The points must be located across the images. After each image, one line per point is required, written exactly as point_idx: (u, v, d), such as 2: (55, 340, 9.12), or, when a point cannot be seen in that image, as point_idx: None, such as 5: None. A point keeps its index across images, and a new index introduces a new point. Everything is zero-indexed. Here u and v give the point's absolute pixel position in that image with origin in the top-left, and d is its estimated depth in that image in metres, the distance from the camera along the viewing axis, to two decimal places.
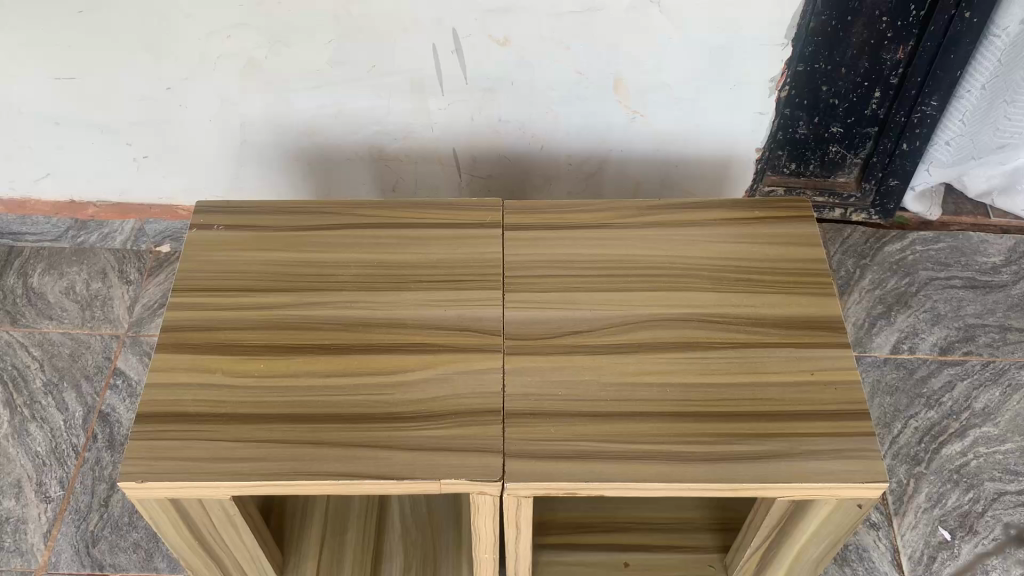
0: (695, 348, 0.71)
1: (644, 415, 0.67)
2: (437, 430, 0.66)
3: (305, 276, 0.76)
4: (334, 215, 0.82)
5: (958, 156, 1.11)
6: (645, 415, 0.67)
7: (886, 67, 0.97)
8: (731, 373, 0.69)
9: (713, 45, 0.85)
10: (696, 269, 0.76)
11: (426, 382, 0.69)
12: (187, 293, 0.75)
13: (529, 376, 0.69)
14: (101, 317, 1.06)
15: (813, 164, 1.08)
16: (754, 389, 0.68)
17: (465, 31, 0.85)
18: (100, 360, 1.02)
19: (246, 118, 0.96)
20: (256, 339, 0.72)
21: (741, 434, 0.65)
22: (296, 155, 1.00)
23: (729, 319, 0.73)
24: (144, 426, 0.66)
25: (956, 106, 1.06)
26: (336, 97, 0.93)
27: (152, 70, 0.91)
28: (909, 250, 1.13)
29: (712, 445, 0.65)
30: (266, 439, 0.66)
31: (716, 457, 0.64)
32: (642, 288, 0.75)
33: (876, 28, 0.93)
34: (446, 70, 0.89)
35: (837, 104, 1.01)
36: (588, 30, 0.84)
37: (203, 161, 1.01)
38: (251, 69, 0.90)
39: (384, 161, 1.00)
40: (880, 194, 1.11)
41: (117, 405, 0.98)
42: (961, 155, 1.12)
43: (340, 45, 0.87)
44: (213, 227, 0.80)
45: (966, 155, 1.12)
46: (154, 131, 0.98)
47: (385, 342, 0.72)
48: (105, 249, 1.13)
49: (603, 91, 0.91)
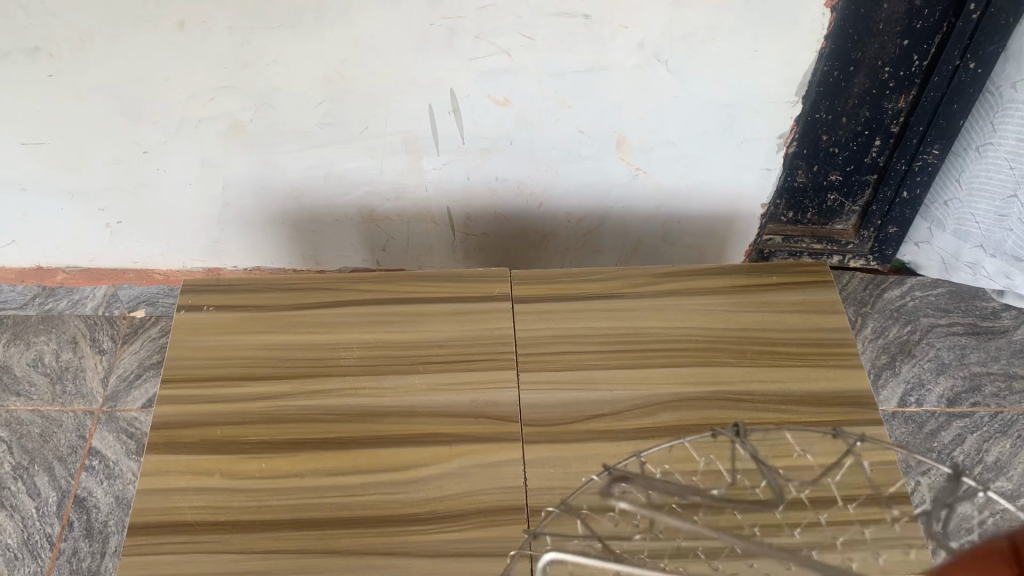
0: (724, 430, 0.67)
1: None
2: (457, 533, 0.61)
3: (306, 360, 0.71)
4: (332, 289, 0.77)
5: (968, 236, 1.05)
6: None
7: (887, 116, 0.93)
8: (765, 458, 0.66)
9: (721, 104, 0.82)
10: (716, 342, 0.73)
11: (442, 478, 0.64)
12: (178, 384, 0.69)
13: (552, 468, 0.65)
14: (73, 392, 0.99)
15: (811, 212, 1.05)
16: (789, 475, 0.65)
17: (463, 92, 0.81)
18: (74, 440, 0.95)
19: (229, 180, 0.90)
20: (256, 435, 0.67)
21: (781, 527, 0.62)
22: (282, 217, 0.95)
23: (756, 396, 0.69)
24: (139, 539, 0.61)
25: (966, 180, 1.01)
26: (326, 158, 0.88)
27: (129, 134, 0.85)
28: (909, 295, 1.11)
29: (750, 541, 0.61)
30: (272, 550, 0.61)
31: None
32: (663, 365, 0.71)
33: (877, 77, 0.89)
34: (443, 130, 0.85)
35: (837, 152, 0.97)
36: (590, 89, 0.81)
37: (183, 225, 0.96)
38: (234, 131, 0.85)
39: (375, 222, 0.96)
40: (878, 241, 1.07)
41: (94, 488, 0.92)
42: (975, 241, 1.05)
43: (331, 107, 0.82)
44: (203, 308, 0.75)
45: (979, 242, 1.05)
46: (130, 196, 0.92)
47: (396, 433, 0.67)
48: (75, 317, 1.05)
49: (606, 149, 0.87)
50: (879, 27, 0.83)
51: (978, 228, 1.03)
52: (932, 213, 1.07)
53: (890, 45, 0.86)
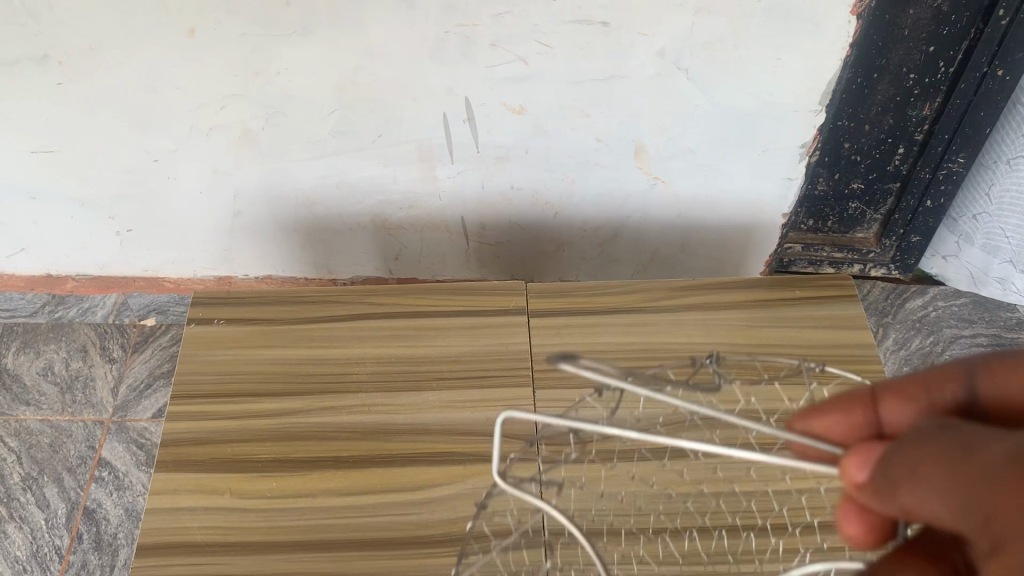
0: None
1: None
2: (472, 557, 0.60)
3: (318, 376, 0.70)
4: (345, 303, 0.75)
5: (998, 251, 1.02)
6: None
7: (911, 124, 0.88)
8: None
9: (742, 113, 0.81)
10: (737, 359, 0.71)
11: (456, 499, 0.63)
12: (188, 400, 0.68)
13: None
14: (82, 402, 0.98)
15: (831, 220, 1.00)
16: None
17: (478, 100, 0.79)
18: (84, 451, 0.94)
19: (239, 188, 0.89)
20: (267, 453, 0.65)
21: None
22: (294, 225, 0.94)
23: None
24: (147, 560, 0.60)
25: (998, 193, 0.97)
26: (338, 167, 0.87)
27: (138, 142, 0.84)
28: (931, 305, 1.09)
29: None
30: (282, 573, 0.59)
31: None
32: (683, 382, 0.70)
33: (902, 84, 0.83)
34: (457, 139, 0.83)
35: (860, 160, 0.92)
36: (608, 97, 0.79)
37: (194, 233, 0.95)
38: (245, 139, 0.84)
39: (388, 230, 0.95)
40: (900, 249, 1.03)
41: (103, 500, 0.90)
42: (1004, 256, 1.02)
43: (344, 115, 0.81)
44: (213, 321, 0.73)
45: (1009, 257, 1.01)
46: (140, 205, 0.91)
47: (409, 452, 0.65)
48: (85, 324, 1.04)
49: (623, 157, 0.86)
50: (905, 32, 0.77)
51: (1007, 244, 1.00)
52: (959, 227, 1.04)
53: (916, 51, 0.80)
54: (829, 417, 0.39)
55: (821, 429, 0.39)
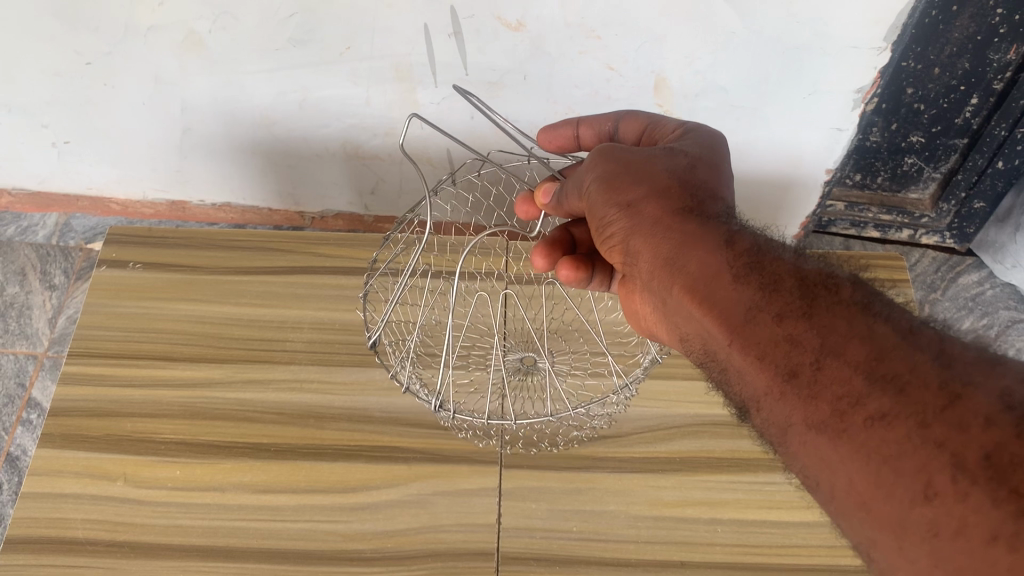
0: (674, 436, 0.63)
1: (639, 558, 0.58)
2: (401, 569, 0.57)
3: (248, 342, 0.67)
4: (279, 251, 0.73)
5: None
6: (612, 508, 0.60)
7: (991, 70, 0.70)
8: (692, 472, 0.62)
9: (787, 45, 0.66)
10: None
11: (393, 507, 0.59)
12: (102, 360, 0.66)
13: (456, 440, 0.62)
14: (15, 331, 0.88)
15: (881, 176, 0.84)
16: (703, 493, 0.61)
17: (466, 12, 0.64)
18: (12, 389, 0.84)
19: (188, 102, 0.76)
20: (172, 434, 0.62)
21: (666, 520, 0.60)
22: (252, 148, 0.83)
23: (720, 428, 0.64)
24: (29, 559, 0.57)
25: None
26: (299, 82, 0.73)
27: (66, 39, 0.69)
28: (988, 282, 0.92)
29: (639, 546, 0.59)
30: (186, 563, 0.56)
31: (647, 541, 0.59)
32: (668, 386, 0.66)
33: (986, 21, 0.66)
34: (441, 56, 0.69)
35: (923, 109, 0.75)
36: (625, 16, 0.64)
37: (141, 149, 0.83)
38: (191, 43, 0.69)
39: (360, 158, 0.84)
40: (959, 215, 0.87)
41: (28, 445, 0.81)
42: None
43: (306, 20, 0.65)
44: (128, 265, 0.71)
45: None
46: (75, 111, 0.78)
47: (341, 442, 0.62)
48: (25, 244, 0.93)
49: (641, 91, 0.73)
50: None
51: None
52: None
53: None
54: (553, 137, 0.56)
55: (548, 141, 0.56)
